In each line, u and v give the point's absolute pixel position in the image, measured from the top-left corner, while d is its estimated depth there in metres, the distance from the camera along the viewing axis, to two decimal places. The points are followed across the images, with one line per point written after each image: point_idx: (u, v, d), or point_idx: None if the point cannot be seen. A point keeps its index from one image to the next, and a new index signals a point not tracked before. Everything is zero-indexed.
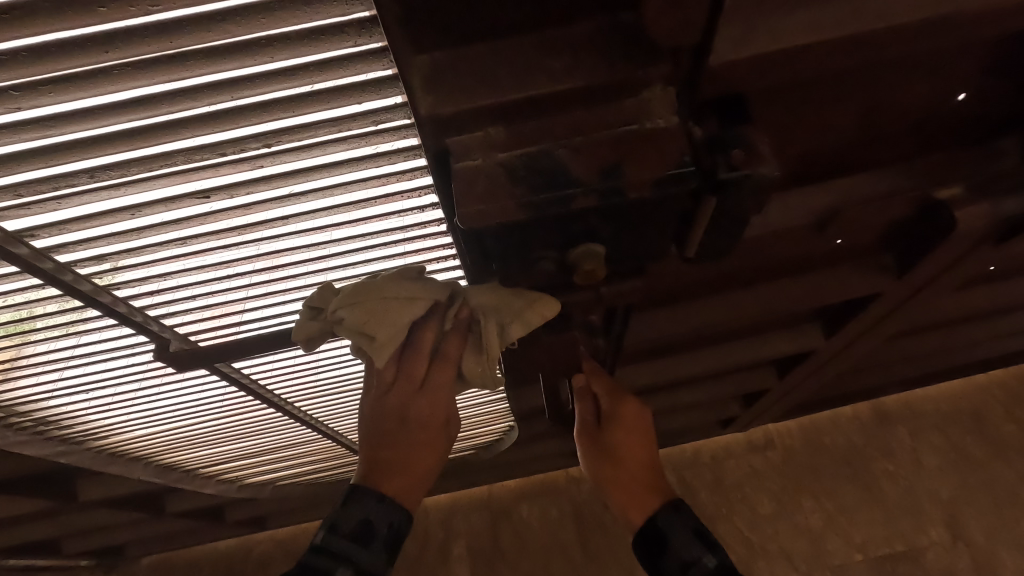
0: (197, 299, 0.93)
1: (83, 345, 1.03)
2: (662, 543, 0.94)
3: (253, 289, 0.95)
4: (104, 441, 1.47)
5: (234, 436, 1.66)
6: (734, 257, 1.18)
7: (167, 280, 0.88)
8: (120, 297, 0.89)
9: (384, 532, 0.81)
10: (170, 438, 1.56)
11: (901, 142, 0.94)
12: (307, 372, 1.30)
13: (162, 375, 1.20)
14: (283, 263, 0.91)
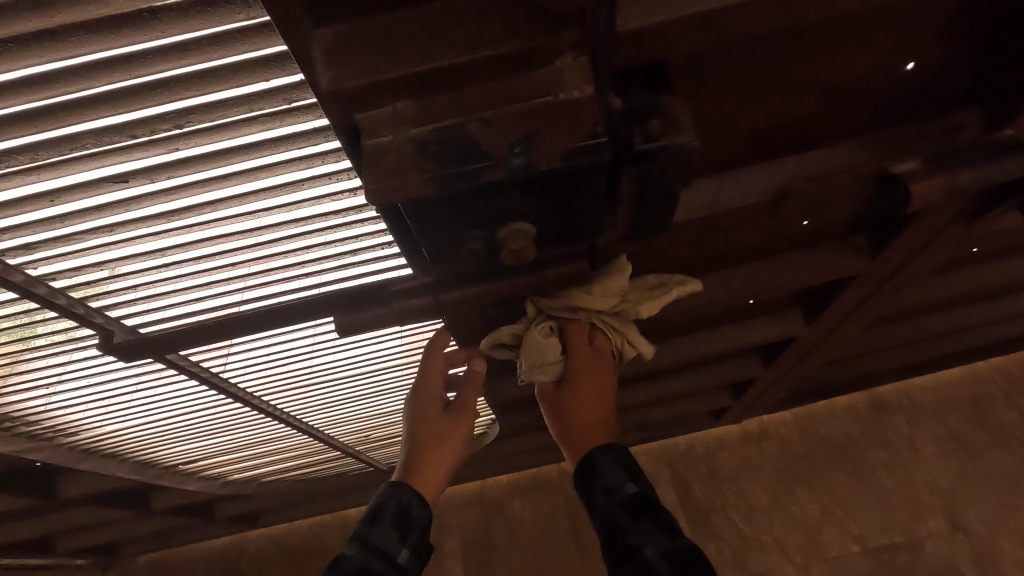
0: (138, 290, 0.93)
1: (33, 336, 1.04)
2: (593, 475, 0.98)
3: (194, 279, 0.94)
4: (75, 438, 1.48)
5: (207, 431, 1.66)
6: (693, 238, 1.16)
7: (102, 269, 0.88)
8: (58, 289, 0.89)
9: (395, 510, 1.01)
10: (143, 434, 1.57)
11: (850, 116, 0.91)
12: (269, 365, 1.29)
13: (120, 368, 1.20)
14: (220, 251, 0.90)
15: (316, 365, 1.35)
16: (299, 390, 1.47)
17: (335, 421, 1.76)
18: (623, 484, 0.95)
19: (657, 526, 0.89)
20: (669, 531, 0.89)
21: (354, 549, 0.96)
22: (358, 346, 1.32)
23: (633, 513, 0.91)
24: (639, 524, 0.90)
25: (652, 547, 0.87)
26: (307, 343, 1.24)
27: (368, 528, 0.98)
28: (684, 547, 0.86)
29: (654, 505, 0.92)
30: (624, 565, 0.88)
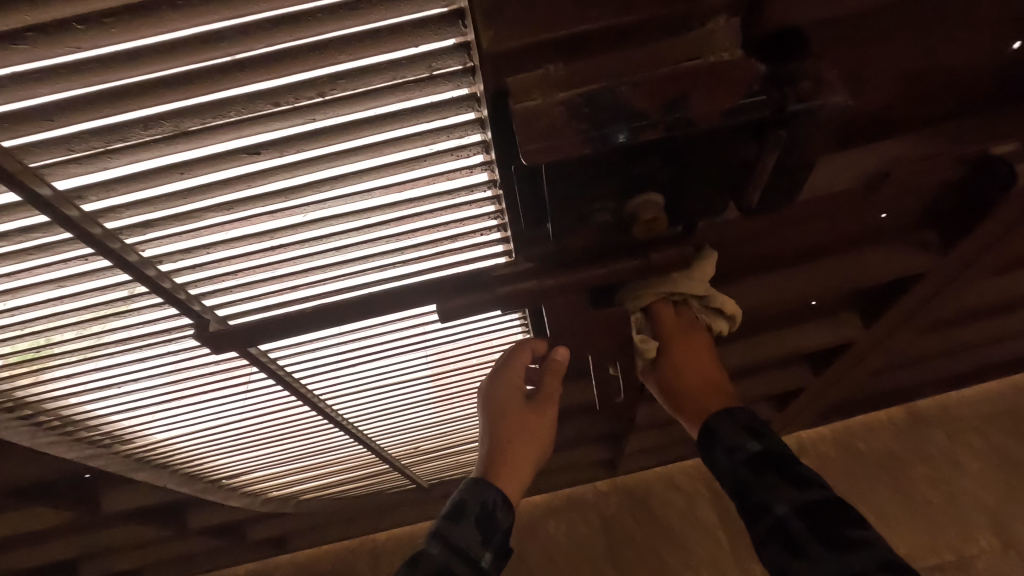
0: (240, 274, 0.92)
1: (122, 331, 1.01)
2: (715, 437, 1.13)
3: (296, 264, 0.93)
4: (132, 445, 1.44)
5: (261, 441, 1.61)
6: (779, 229, 1.16)
7: (210, 252, 0.86)
8: (165, 272, 0.87)
9: (477, 513, 1.00)
10: (198, 443, 1.52)
11: (954, 97, 0.92)
12: (342, 363, 1.27)
13: (199, 366, 1.18)
14: (327, 234, 0.89)
15: (386, 364, 1.33)
16: (363, 393, 1.44)
17: (389, 431, 1.72)
18: (748, 444, 1.08)
19: (786, 479, 1.01)
20: (798, 482, 1.01)
21: (439, 546, 0.97)
22: (431, 346, 1.29)
23: (759, 471, 1.04)
24: (767, 480, 1.03)
25: (786, 501, 0.99)
26: (385, 338, 1.22)
27: (451, 527, 0.98)
28: (817, 499, 0.98)
29: (780, 460, 1.04)
30: (759, 516, 1.01)
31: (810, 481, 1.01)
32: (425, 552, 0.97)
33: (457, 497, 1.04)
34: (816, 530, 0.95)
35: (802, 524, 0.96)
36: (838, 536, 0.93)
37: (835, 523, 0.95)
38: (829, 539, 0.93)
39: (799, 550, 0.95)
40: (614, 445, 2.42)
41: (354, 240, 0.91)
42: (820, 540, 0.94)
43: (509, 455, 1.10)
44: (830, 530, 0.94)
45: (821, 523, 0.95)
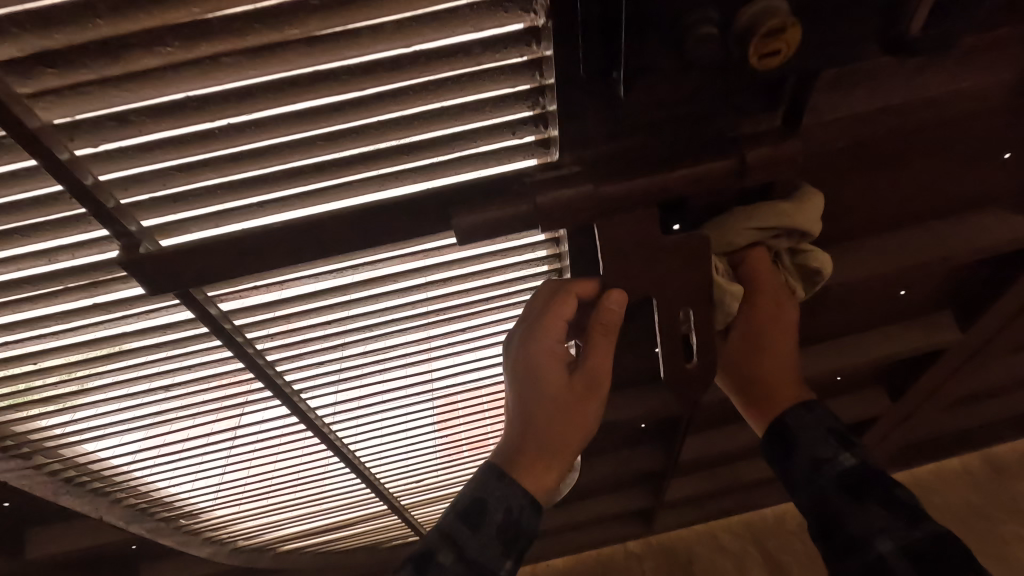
0: (187, 176, 0.67)
1: (22, 272, 0.73)
2: (792, 441, 0.84)
3: (261, 155, 0.67)
4: (60, 460, 1.12)
5: (225, 460, 1.29)
6: (889, 158, 0.91)
7: (142, 129, 0.62)
8: (79, 156, 0.62)
9: (501, 519, 0.75)
10: (144, 459, 1.20)
11: None
12: (330, 344, 1.00)
13: (138, 343, 0.89)
14: (304, 112, 0.64)
15: (382, 346, 1.03)
16: (353, 391, 1.14)
17: (384, 446, 1.40)
18: (832, 455, 0.80)
19: (883, 507, 0.74)
20: (902, 512, 0.73)
21: (446, 556, 0.73)
22: (440, 322, 1.01)
23: (847, 492, 0.76)
24: (857, 505, 0.75)
25: (885, 536, 0.71)
26: (387, 308, 0.94)
27: (465, 534, 0.74)
28: (926, 535, 0.70)
29: (877, 479, 0.76)
30: (844, 551, 0.74)
31: (919, 511, 0.73)
32: (425, 560, 0.73)
33: (474, 489, 0.78)
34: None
35: (906, 570, 0.68)
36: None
37: (953, 573, 0.67)
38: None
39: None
40: (651, 489, 2.05)
41: (343, 128, 0.66)
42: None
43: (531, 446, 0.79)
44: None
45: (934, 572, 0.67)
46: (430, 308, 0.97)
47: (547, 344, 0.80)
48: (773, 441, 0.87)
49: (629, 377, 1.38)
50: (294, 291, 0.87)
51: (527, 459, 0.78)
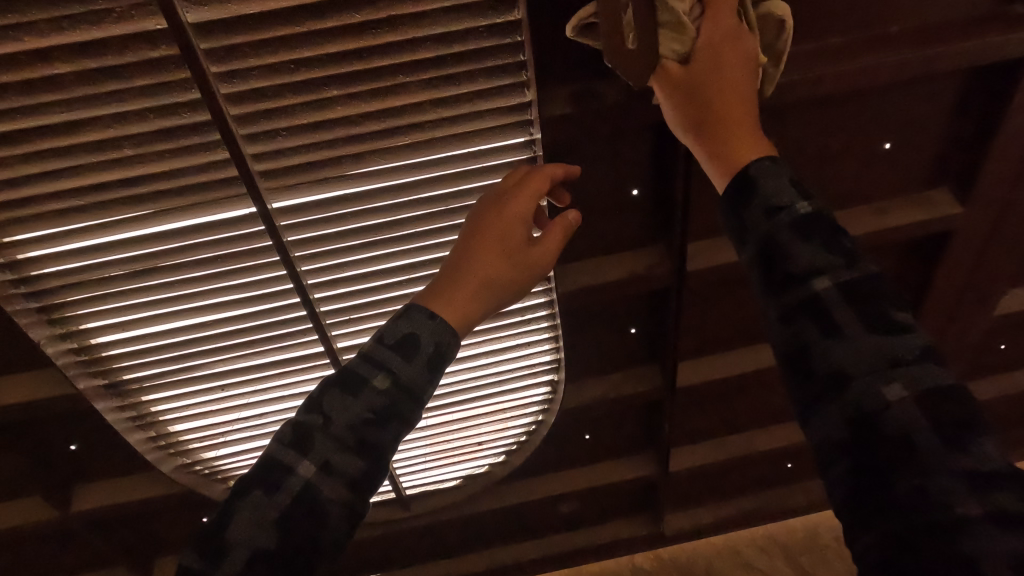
0: None
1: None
2: (750, 189, 0.70)
3: None
4: (17, 254, 1.07)
5: (187, 301, 1.21)
6: None
7: None
8: None
9: (432, 351, 0.77)
10: (99, 274, 1.13)
11: None
12: (302, 108, 0.99)
13: (101, 67, 0.89)
14: None
15: (352, 120, 1.01)
16: (323, 193, 1.09)
17: (356, 311, 1.29)
18: (788, 200, 0.67)
19: (826, 251, 0.64)
20: (841, 256, 0.64)
21: (380, 383, 0.73)
22: (411, 86, 1.00)
23: (789, 235, 0.65)
24: (799, 247, 0.64)
25: (825, 277, 0.63)
26: (359, 55, 0.95)
27: (396, 363, 0.74)
28: (863, 281, 0.63)
29: (829, 225, 0.65)
30: (781, 290, 0.65)
31: (855, 256, 0.65)
32: (335, 392, 0.72)
33: (406, 324, 0.77)
34: (857, 319, 0.61)
35: (840, 309, 0.61)
36: (878, 329, 0.60)
37: (885, 312, 0.61)
38: (874, 331, 0.60)
39: (827, 346, 0.61)
40: (654, 452, 1.82)
41: None
42: (859, 330, 0.60)
43: (460, 281, 0.84)
44: (870, 319, 0.61)
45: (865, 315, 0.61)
46: (402, 63, 0.97)
47: (523, 201, 0.89)
48: (745, 184, 0.70)
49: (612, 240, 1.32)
50: (268, 10, 0.87)
51: (447, 292, 0.84)
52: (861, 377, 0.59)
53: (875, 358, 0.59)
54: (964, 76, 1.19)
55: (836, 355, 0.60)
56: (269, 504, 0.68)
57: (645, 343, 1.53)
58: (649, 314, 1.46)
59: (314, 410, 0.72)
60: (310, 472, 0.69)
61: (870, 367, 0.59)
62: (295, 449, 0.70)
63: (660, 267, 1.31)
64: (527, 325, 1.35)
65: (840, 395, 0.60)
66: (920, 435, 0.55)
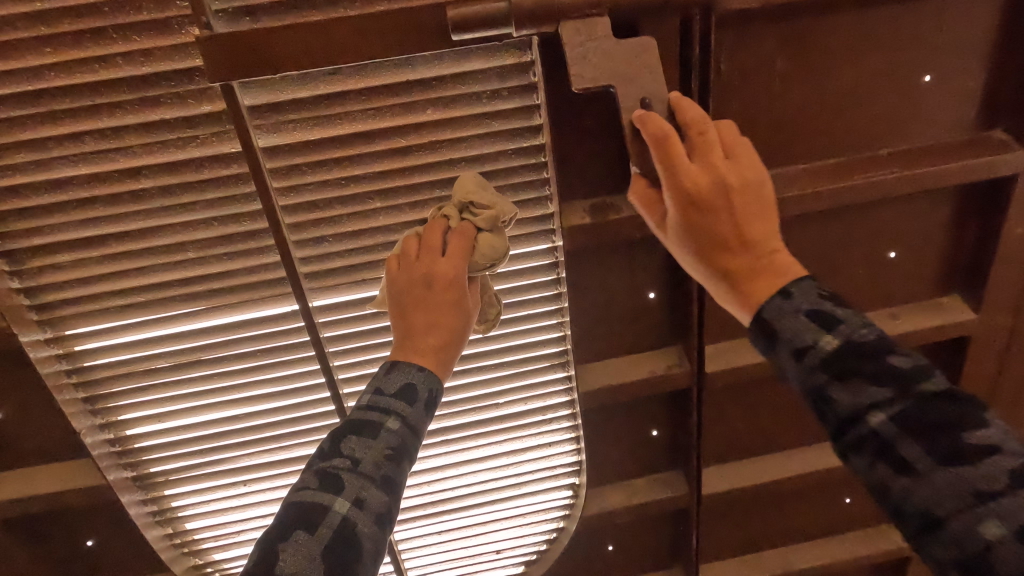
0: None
1: (119, 74, 0.94)
2: (773, 331, 0.73)
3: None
4: (78, 344, 1.16)
5: (223, 394, 1.26)
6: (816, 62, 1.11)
7: None
8: None
9: (425, 396, 0.85)
10: (145, 366, 1.19)
11: None
12: (348, 218, 1.10)
13: (181, 182, 1.03)
14: None
15: (391, 229, 1.12)
16: (359, 294, 1.17)
17: None
18: (816, 338, 0.69)
19: (882, 386, 0.65)
20: (905, 386, 0.64)
21: (391, 424, 0.80)
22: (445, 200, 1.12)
23: (844, 376, 0.66)
24: (845, 388, 0.66)
25: (876, 412, 0.64)
26: (401, 173, 1.08)
27: (401, 408, 0.82)
28: (944, 407, 0.63)
29: (854, 352, 0.67)
30: (843, 438, 0.67)
31: (912, 380, 0.64)
32: (353, 438, 0.78)
33: (401, 376, 0.85)
34: (902, 454, 0.62)
35: (894, 446, 0.62)
36: (952, 454, 0.60)
37: (956, 437, 0.61)
38: (948, 463, 0.60)
39: (896, 484, 0.62)
40: (683, 569, 1.71)
41: None
42: (889, 478, 0.63)
43: (426, 336, 0.89)
44: (952, 445, 0.60)
45: (920, 432, 0.62)
46: (437, 181, 1.09)
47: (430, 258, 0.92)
48: (764, 334, 0.75)
49: (631, 342, 1.36)
50: (330, 138, 1.03)
51: (414, 342, 0.89)
52: (941, 525, 0.60)
53: (959, 500, 0.59)
54: (956, 191, 1.28)
55: (891, 495, 0.63)
56: (312, 542, 0.70)
57: (668, 446, 1.51)
58: (670, 415, 1.46)
59: (335, 456, 0.77)
60: (345, 506, 0.73)
61: (935, 505, 0.60)
62: (327, 490, 0.74)
63: (680, 367, 1.33)
64: (548, 424, 1.40)
65: (934, 530, 0.60)
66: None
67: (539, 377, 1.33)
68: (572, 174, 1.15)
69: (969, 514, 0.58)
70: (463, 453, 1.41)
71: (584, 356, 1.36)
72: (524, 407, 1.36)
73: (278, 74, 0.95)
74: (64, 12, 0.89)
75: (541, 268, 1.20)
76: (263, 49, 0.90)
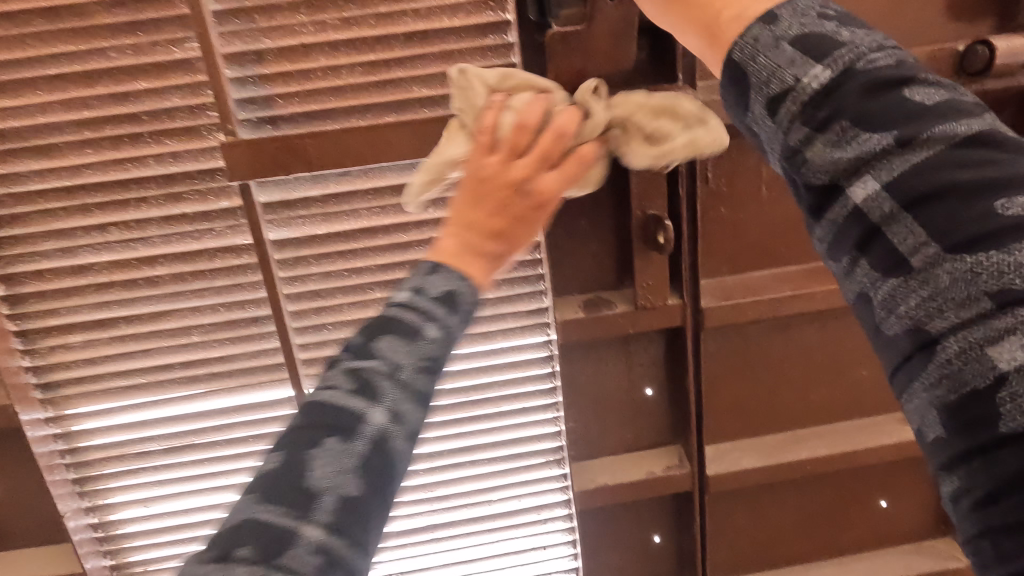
0: (284, 105, 1.02)
1: (150, 172, 1.03)
2: (741, 59, 0.54)
3: (335, 102, 1.02)
4: (77, 424, 1.18)
5: (212, 480, 1.25)
6: None
7: (273, 73, 1.00)
8: (233, 79, 1.00)
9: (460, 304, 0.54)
10: (138, 448, 1.20)
11: (918, 19, 1.07)
12: (347, 308, 1.14)
13: (194, 270, 1.09)
14: (370, 77, 1.01)
15: None
16: None
17: None
18: (797, 74, 0.50)
19: (879, 124, 0.46)
20: (910, 126, 0.45)
21: (432, 329, 0.51)
22: None
23: (827, 120, 0.48)
24: (829, 137, 0.48)
25: (865, 180, 0.46)
26: (401, 265, 1.13)
27: (441, 315, 0.52)
28: (974, 156, 0.43)
29: (848, 91, 0.47)
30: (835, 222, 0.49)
31: (929, 120, 0.45)
32: (388, 335, 0.50)
33: (446, 281, 0.54)
34: (891, 242, 0.45)
35: (883, 229, 0.46)
36: (975, 237, 0.41)
37: (986, 206, 0.42)
38: (967, 251, 0.42)
39: (882, 293, 0.46)
40: None
41: (394, 88, 1.02)
42: (873, 283, 0.47)
43: (480, 213, 0.59)
44: (981, 222, 0.41)
45: (926, 204, 0.44)
46: None
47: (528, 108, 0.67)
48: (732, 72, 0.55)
49: (631, 439, 1.32)
50: (336, 232, 1.10)
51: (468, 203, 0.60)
52: (982, 399, 0.41)
53: (961, 308, 0.42)
54: None
55: (877, 324, 0.47)
56: (338, 463, 0.46)
57: (673, 556, 1.42)
58: (673, 520, 1.39)
59: (366, 356, 0.50)
60: (382, 422, 0.48)
61: (929, 323, 0.43)
62: (356, 398, 0.48)
63: (680, 467, 1.29)
64: (544, 523, 1.34)
65: (916, 361, 0.44)
66: (946, 437, 0.43)
67: (534, 473, 1.30)
68: (568, 270, 1.18)
69: (981, 336, 0.41)
70: (453, 553, 1.35)
71: (580, 454, 1.32)
72: (519, 504, 1.32)
73: (292, 176, 1.03)
74: (107, 120, 1.00)
75: (536, 361, 1.21)
76: (279, 152, 0.98)
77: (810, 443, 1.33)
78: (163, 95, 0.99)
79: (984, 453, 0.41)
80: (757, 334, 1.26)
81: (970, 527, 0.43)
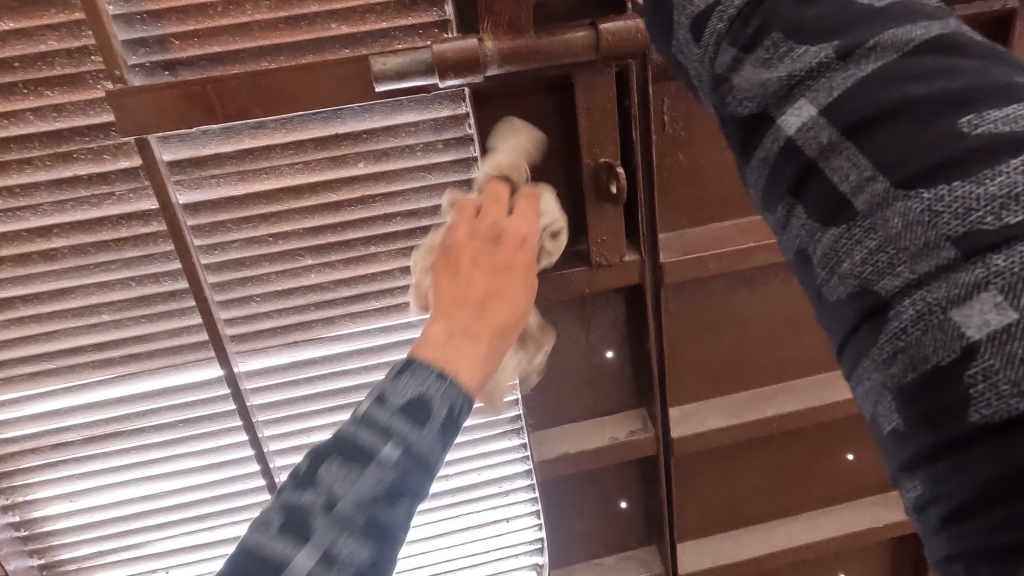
0: (183, 49, 0.89)
1: (32, 131, 0.90)
2: None
3: (240, 46, 0.90)
4: None
5: (142, 470, 1.15)
6: None
7: (165, 11, 0.87)
8: (118, 17, 0.86)
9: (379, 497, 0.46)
10: (55, 439, 1.10)
11: None
12: (276, 277, 1.04)
13: (96, 242, 0.97)
14: (278, 13, 0.89)
15: (322, 288, 1.06)
16: (291, 357, 1.10)
17: None
18: None
19: (816, 36, 0.40)
20: (851, 33, 0.39)
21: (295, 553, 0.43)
22: (384, 261, 1.06)
23: (757, 36, 0.43)
24: (759, 57, 0.43)
25: (799, 106, 0.40)
26: (333, 228, 1.03)
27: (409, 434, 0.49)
28: (934, 64, 0.36)
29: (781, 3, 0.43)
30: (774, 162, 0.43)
31: (878, 25, 0.39)
32: (337, 460, 0.47)
33: (415, 382, 0.51)
34: (830, 180, 0.39)
35: (822, 163, 0.39)
36: (929, 162, 0.35)
37: (945, 126, 0.35)
38: (915, 184, 0.35)
39: (824, 247, 0.40)
40: None
41: (308, 27, 0.90)
42: (813, 236, 0.41)
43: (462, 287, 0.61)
44: (937, 144, 0.35)
45: (869, 128, 0.37)
46: (374, 237, 1.04)
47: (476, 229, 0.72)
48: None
49: (593, 405, 1.27)
50: (256, 194, 0.99)
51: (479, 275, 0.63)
52: (950, 375, 0.34)
53: (920, 260, 0.35)
54: None
55: (821, 287, 0.41)
56: None
57: (640, 521, 1.38)
58: (639, 486, 1.35)
59: (308, 488, 0.46)
60: None
61: (877, 282, 0.37)
62: (285, 543, 0.44)
63: (643, 432, 1.23)
64: (507, 493, 1.29)
65: (865, 330, 0.38)
66: (903, 428, 0.37)
67: (494, 444, 1.24)
68: None
69: (942, 296, 0.34)
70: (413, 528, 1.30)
71: (540, 423, 1.26)
72: (478, 477, 1.26)
73: (197, 129, 0.91)
74: None
75: None
76: (173, 101, 0.85)
77: (777, 401, 1.28)
78: (36, 38, 0.85)
79: (947, 446, 0.35)
80: (722, 289, 1.20)
81: (944, 544, 0.37)
